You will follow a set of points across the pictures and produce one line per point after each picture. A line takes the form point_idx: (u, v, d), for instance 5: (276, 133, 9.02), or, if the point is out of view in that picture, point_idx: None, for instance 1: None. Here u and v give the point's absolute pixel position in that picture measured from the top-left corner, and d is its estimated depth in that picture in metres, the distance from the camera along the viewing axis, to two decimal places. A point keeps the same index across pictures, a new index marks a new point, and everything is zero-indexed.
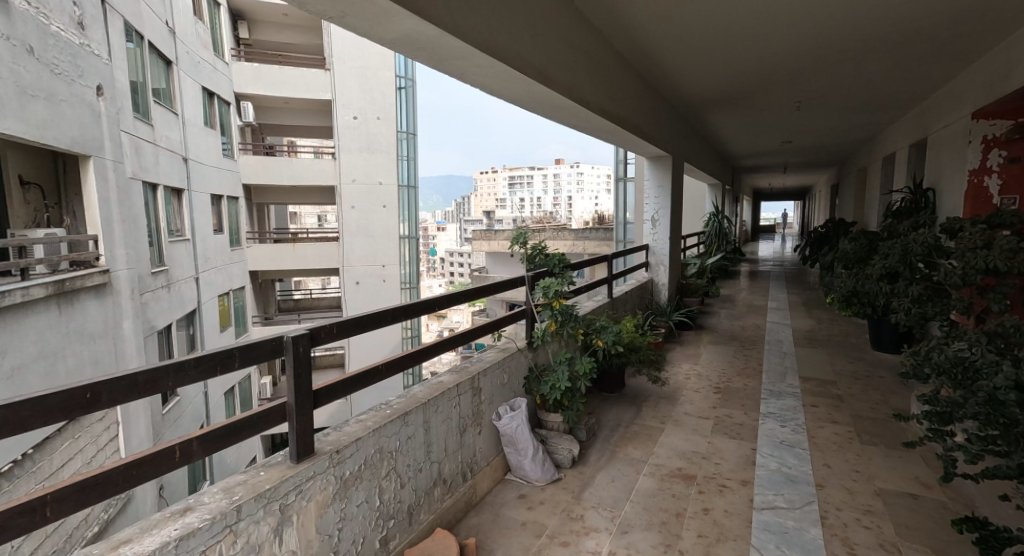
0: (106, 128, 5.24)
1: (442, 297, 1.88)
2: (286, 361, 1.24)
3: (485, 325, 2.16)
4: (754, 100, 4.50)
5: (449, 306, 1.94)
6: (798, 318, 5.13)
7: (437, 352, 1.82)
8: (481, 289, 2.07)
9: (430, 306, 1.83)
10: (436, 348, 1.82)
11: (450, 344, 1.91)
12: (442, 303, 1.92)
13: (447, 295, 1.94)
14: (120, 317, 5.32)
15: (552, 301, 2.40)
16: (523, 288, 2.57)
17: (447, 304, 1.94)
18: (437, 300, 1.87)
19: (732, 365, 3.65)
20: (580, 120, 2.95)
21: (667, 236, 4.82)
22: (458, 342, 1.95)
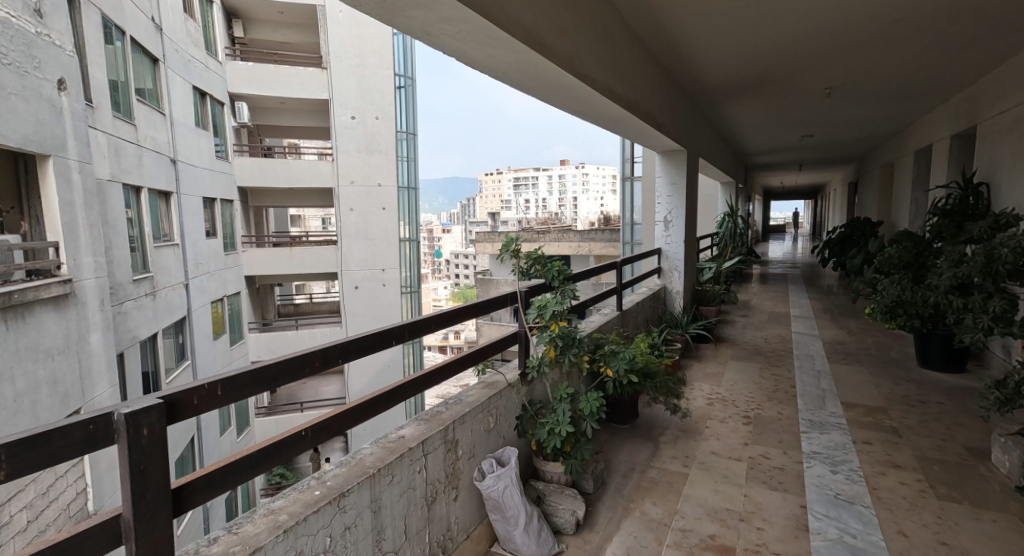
0: (71, 126, 4.86)
1: (396, 328, 1.49)
2: (119, 460, 0.88)
3: (462, 357, 1.77)
4: (778, 88, 4.06)
5: (409, 338, 1.55)
6: (826, 328, 4.64)
7: (394, 401, 1.45)
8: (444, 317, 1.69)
9: (380, 341, 1.46)
10: (390, 396, 1.45)
11: (411, 388, 1.53)
12: (401, 335, 1.53)
13: (407, 324, 1.56)
14: (87, 330, 4.92)
15: (552, 324, 1.93)
16: (515, 306, 2.15)
17: (408, 337, 1.55)
18: (392, 333, 1.50)
19: (759, 387, 3.18)
20: (583, 104, 2.50)
21: (681, 239, 4.35)
22: (420, 386, 1.56)
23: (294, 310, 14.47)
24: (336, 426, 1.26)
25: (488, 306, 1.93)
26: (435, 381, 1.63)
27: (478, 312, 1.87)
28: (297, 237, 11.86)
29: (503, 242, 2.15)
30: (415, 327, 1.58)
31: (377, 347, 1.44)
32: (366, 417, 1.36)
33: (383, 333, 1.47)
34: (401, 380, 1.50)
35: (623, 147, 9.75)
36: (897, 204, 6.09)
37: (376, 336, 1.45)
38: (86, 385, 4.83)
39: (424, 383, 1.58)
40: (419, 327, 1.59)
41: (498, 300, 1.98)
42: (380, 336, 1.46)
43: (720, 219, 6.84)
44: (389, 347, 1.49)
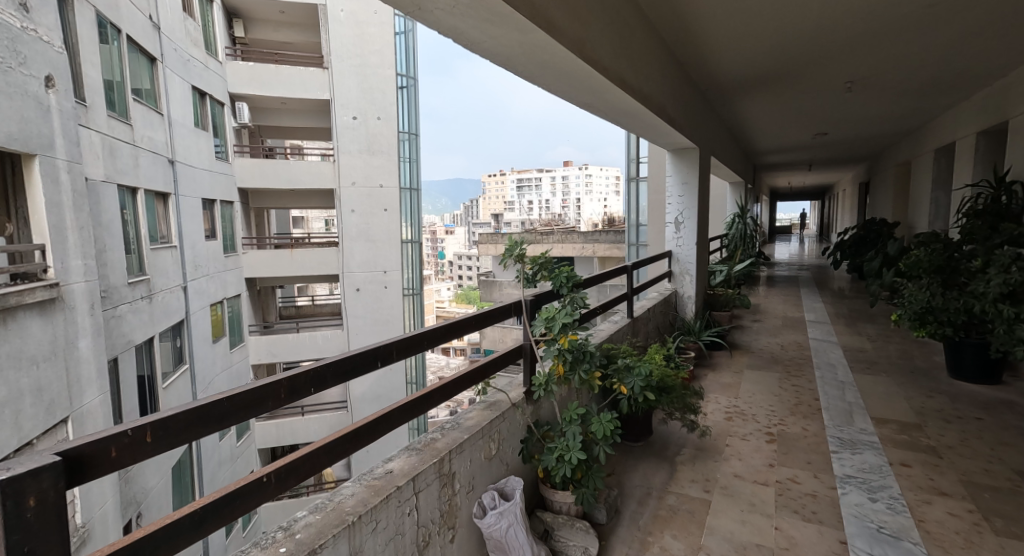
0: (58, 125, 4.69)
1: (380, 348, 1.34)
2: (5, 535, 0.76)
3: (458, 378, 1.60)
4: (798, 82, 3.86)
5: (397, 359, 1.40)
6: (844, 334, 4.43)
7: (378, 434, 1.31)
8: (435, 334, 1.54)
9: (360, 365, 1.31)
10: (373, 427, 1.31)
11: (398, 416, 1.37)
12: (386, 356, 1.38)
13: (395, 343, 1.40)
14: (76, 335, 4.76)
15: (560, 336, 1.74)
16: (520, 316, 1.96)
17: (394, 359, 1.39)
18: (376, 355, 1.35)
19: (780, 399, 2.97)
20: (591, 94, 2.31)
21: (693, 241, 4.15)
22: (410, 412, 1.41)
23: (295, 312, 14.30)
24: (303, 469, 1.14)
25: (492, 317, 1.75)
26: (428, 405, 1.48)
27: (478, 326, 1.69)
28: (298, 239, 11.68)
29: (507, 246, 1.98)
30: (404, 346, 1.42)
31: (356, 372, 1.30)
32: (343, 454, 1.22)
33: (364, 355, 1.32)
34: (387, 408, 1.35)
35: (628, 146, 9.55)
36: (914, 204, 5.87)
37: (355, 358, 1.30)
38: (74, 393, 4.65)
39: (413, 408, 1.42)
40: (408, 347, 1.43)
41: (503, 310, 1.80)
42: (361, 360, 1.31)
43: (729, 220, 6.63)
44: (373, 371, 1.34)
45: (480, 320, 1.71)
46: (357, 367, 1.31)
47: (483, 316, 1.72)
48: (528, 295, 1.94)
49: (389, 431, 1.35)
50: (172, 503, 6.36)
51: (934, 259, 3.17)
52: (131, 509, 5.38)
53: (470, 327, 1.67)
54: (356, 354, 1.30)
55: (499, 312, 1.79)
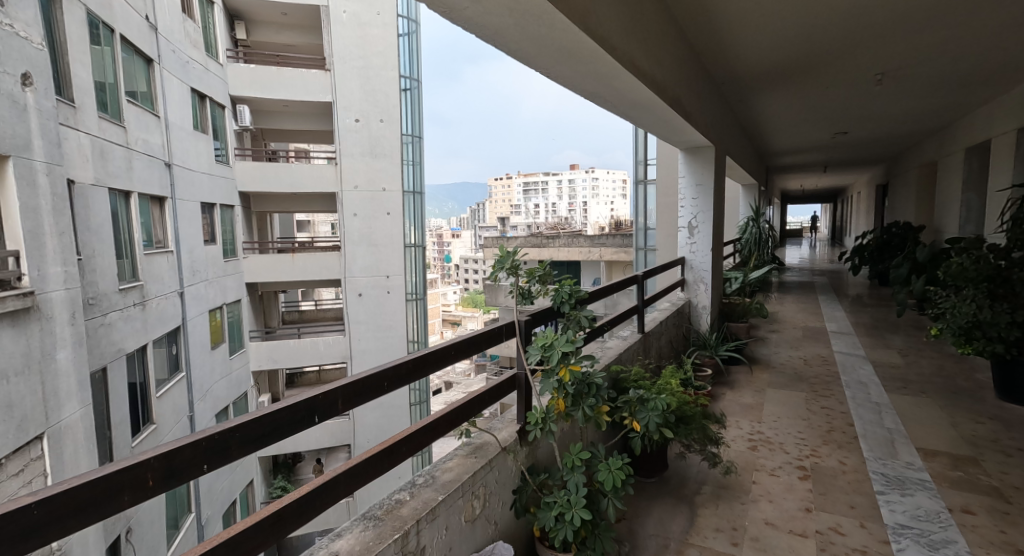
0: (36, 125, 4.48)
1: (315, 399, 1.07)
2: None
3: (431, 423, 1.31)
4: (822, 74, 3.55)
5: (342, 411, 1.12)
6: (872, 347, 4.11)
7: (314, 510, 1.04)
8: (398, 374, 1.25)
9: (279, 425, 1.02)
10: (306, 503, 1.04)
11: (343, 482, 1.10)
12: (327, 410, 1.10)
13: (340, 391, 1.12)
14: (54, 345, 4.53)
15: (559, 367, 1.43)
16: (512, 340, 1.69)
17: (335, 411, 1.10)
18: (305, 409, 1.05)
19: (809, 424, 2.66)
20: (598, 80, 2.02)
21: (707, 246, 3.85)
22: (362, 474, 1.14)
23: (298, 317, 14.08)
24: None
25: (470, 345, 1.48)
26: (390, 462, 1.21)
27: (451, 358, 1.42)
28: (300, 243, 11.44)
29: (499, 257, 1.72)
30: (351, 392, 1.14)
31: (269, 438, 0.99)
32: (259, 547, 0.95)
33: (286, 413, 1.02)
34: (326, 474, 1.08)
35: (637, 148, 9.24)
36: (942, 206, 5.53)
37: (271, 418, 1.00)
38: (51, 406, 4.40)
39: (369, 466, 1.16)
40: (355, 393, 1.15)
41: (481, 337, 1.53)
42: (280, 419, 1.01)
43: (743, 224, 6.32)
44: (309, 428, 1.06)
45: (454, 351, 1.43)
46: (276, 428, 1.01)
47: (458, 345, 1.44)
48: (521, 315, 1.67)
49: (332, 503, 1.07)
50: (166, 515, 6.10)
51: (981, 266, 2.84)
52: (121, 524, 5.14)
53: (443, 360, 1.39)
54: (274, 411, 1.00)
55: (478, 340, 1.52)
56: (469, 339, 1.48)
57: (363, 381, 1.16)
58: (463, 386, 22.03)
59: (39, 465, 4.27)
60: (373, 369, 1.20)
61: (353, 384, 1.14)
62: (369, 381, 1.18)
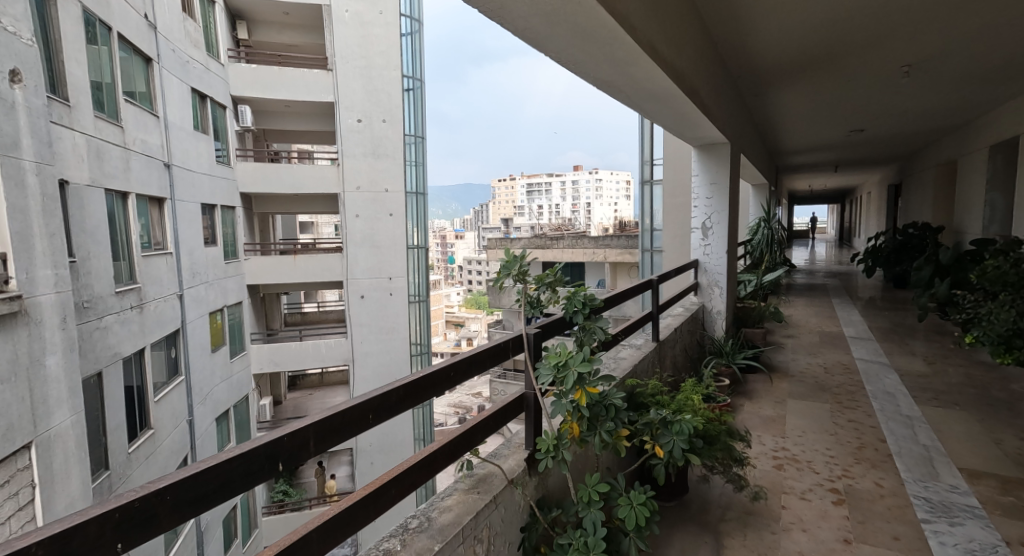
0: (25, 123, 4.34)
1: (279, 441, 0.88)
2: None
3: (425, 457, 1.13)
4: (844, 67, 3.36)
5: (313, 454, 0.93)
6: (895, 354, 3.90)
7: None
8: (384, 403, 1.08)
9: (229, 480, 0.82)
10: None
11: (318, 539, 0.91)
12: (295, 453, 0.91)
13: (311, 429, 0.94)
14: (43, 349, 4.38)
15: (575, 391, 1.26)
16: (520, 354, 1.52)
17: (304, 455, 0.92)
18: (264, 456, 0.87)
19: (837, 439, 2.46)
20: (613, 66, 1.85)
21: (722, 248, 3.67)
22: (342, 527, 0.95)
23: (301, 319, 13.94)
24: None
25: (473, 365, 1.30)
26: (377, 510, 1.02)
27: (450, 381, 1.24)
28: (302, 244, 11.29)
29: (505, 263, 1.56)
30: (323, 431, 0.96)
31: (213, 499, 0.80)
32: None
33: (240, 463, 0.83)
34: (298, 530, 0.89)
35: (643, 148, 9.05)
36: (963, 205, 5.32)
37: (217, 470, 0.81)
38: (39, 414, 4.26)
39: (351, 517, 0.97)
40: (328, 431, 0.97)
41: (486, 355, 1.34)
42: (231, 469, 0.82)
43: (754, 226, 6.13)
44: (271, 478, 0.88)
45: (452, 373, 1.25)
46: (225, 484, 0.82)
47: (457, 365, 1.26)
48: (531, 327, 1.50)
49: None
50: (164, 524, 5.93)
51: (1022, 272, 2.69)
52: None
53: (438, 384, 1.21)
54: (223, 462, 0.81)
55: (481, 357, 1.33)
56: (471, 358, 1.30)
57: (340, 416, 0.99)
58: (468, 387, 21.88)
59: (27, 475, 4.10)
60: (351, 401, 1.02)
61: (325, 420, 0.96)
62: (347, 415, 1.00)
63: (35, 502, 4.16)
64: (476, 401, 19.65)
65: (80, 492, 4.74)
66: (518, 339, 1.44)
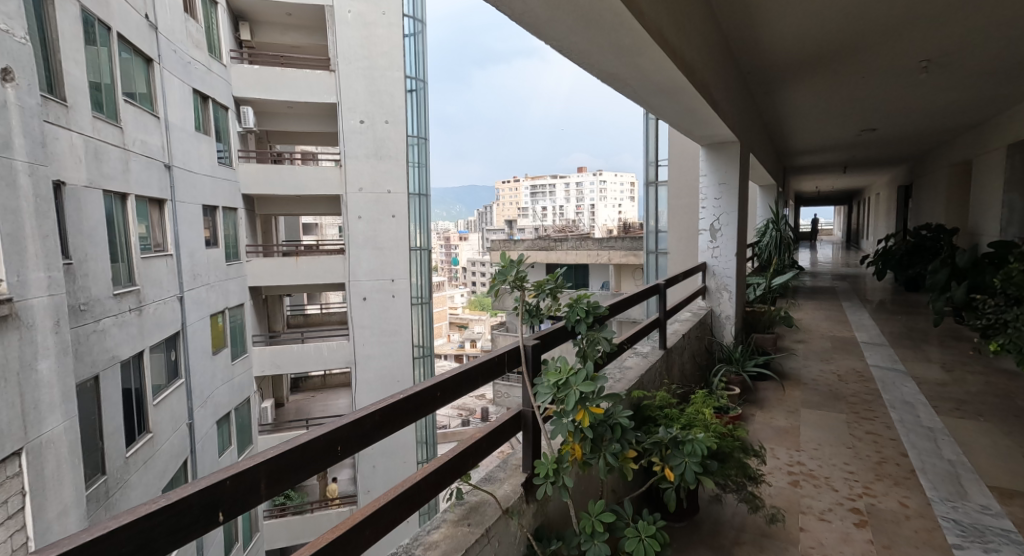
0: (17, 122, 4.27)
1: (221, 485, 0.77)
2: None
3: (407, 488, 1.01)
4: (859, 62, 3.24)
5: (261, 498, 0.82)
6: (911, 360, 3.76)
7: None
8: (355, 431, 0.97)
9: (154, 539, 0.70)
10: None
11: None
12: (242, 497, 0.80)
13: (262, 469, 0.83)
14: (34, 353, 4.28)
15: (577, 412, 1.14)
16: (518, 368, 1.41)
17: (252, 498, 0.81)
18: (201, 507, 0.74)
19: (855, 453, 2.33)
20: (621, 57, 1.73)
21: (731, 251, 3.54)
22: None
23: (304, 321, 13.86)
24: None
25: (460, 384, 1.19)
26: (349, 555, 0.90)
27: (434, 402, 1.14)
28: (305, 246, 11.19)
29: (501, 268, 1.44)
30: (277, 469, 0.84)
31: None
32: None
33: (169, 517, 0.71)
34: None
35: (648, 149, 8.92)
36: (979, 206, 5.16)
37: (139, 526, 0.68)
38: (30, 419, 4.17)
39: None
40: (282, 470, 0.85)
41: (476, 371, 1.23)
42: (155, 526, 0.69)
43: (762, 228, 5.99)
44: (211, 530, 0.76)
45: (437, 393, 1.14)
46: (152, 543, 0.69)
47: (442, 384, 1.15)
48: (529, 338, 1.38)
49: None
50: None
51: None
52: None
53: (421, 406, 1.10)
54: (147, 517, 0.69)
55: (471, 373, 1.22)
56: (458, 375, 1.19)
57: (299, 450, 0.88)
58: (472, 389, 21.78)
59: (17, 482, 4.00)
60: (313, 432, 0.91)
61: (280, 456, 0.85)
62: (309, 448, 0.89)
63: (25, 510, 4.07)
64: (479, 403, 19.54)
65: (73, 499, 4.64)
66: (512, 352, 1.34)
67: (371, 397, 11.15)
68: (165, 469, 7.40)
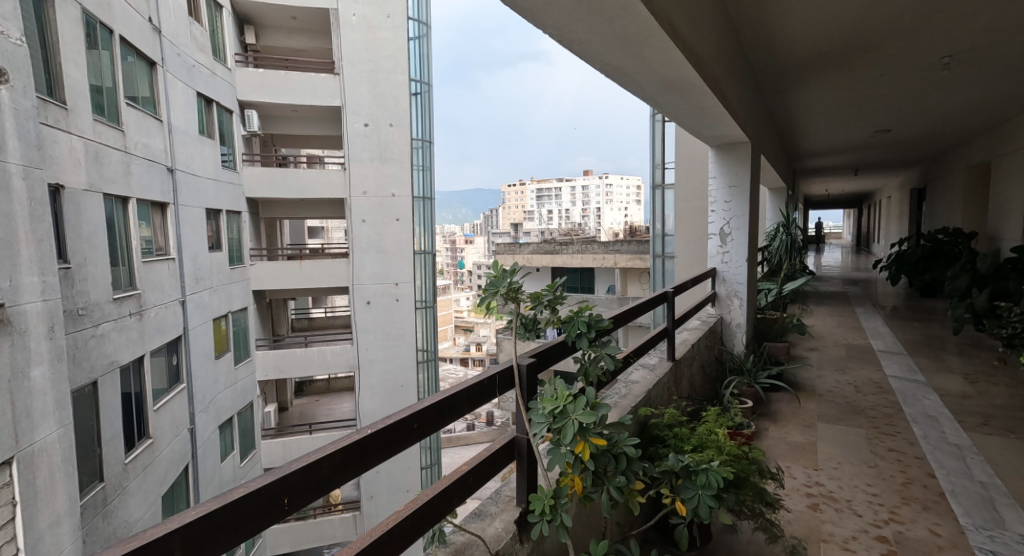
0: (11, 124, 4.19)
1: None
2: None
3: (375, 541, 0.88)
4: (875, 59, 3.11)
5: None
6: (931, 370, 3.59)
7: None
8: (308, 475, 0.85)
9: None
10: None
11: None
12: None
13: (179, 538, 0.70)
14: (27, 360, 4.20)
15: (576, 443, 1.02)
16: (512, 390, 1.29)
17: None
18: None
19: (878, 473, 2.17)
20: (627, 47, 1.60)
21: (743, 255, 3.40)
22: None
23: (308, 324, 13.79)
24: None
25: (439, 413, 1.07)
26: None
27: (410, 435, 1.02)
28: (310, 250, 11.10)
29: (493, 277, 1.35)
30: (199, 536, 0.72)
31: None
32: None
33: None
34: None
35: (655, 151, 8.78)
36: (1000, 209, 4.97)
37: None
38: (22, 428, 4.08)
39: None
40: (206, 535, 0.73)
41: (459, 397, 1.11)
42: None
43: (772, 232, 5.83)
44: None
45: (413, 424, 1.02)
46: None
47: (418, 414, 1.03)
48: (524, 356, 1.27)
49: None
50: None
51: None
52: None
53: (392, 442, 0.98)
54: None
55: (454, 398, 1.10)
56: (439, 403, 1.07)
57: (232, 509, 0.76)
58: None
59: (7, 492, 3.92)
60: (254, 484, 0.79)
61: (208, 517, 0.73)
62: (247, 505, 0.77)
63: (16, 520, 3.98)
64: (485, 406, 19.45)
65: (66, 508, 4.55)
66: (503, 373, 1.22)
67: (375, 402, 11.03)
68: (165, 475, 7.29)
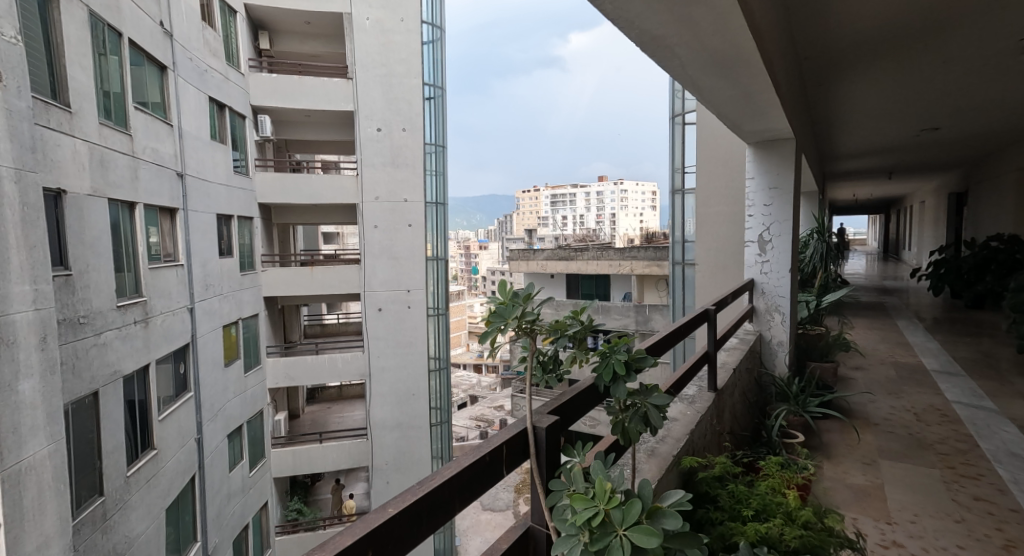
0: (3, 126, 4.00)
1: None
2: None
3: None
4: (941, 39, 2.76)
5: None
6: (999, 393, 3.19)
7: None
8: None
9: None
10: None
11: None
12: None
13: None
14: (16, 371, 4.00)
15: None
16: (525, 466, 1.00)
17: None
18: None
19: (969, 530, 1.80)
20: (674, 7, 1.28)
21: (785, 264, 3.04)
22: None
23: (321, 331, 13.59)
24: None
25: (405, 529, 0.75)
26: None
27: None
28: (322, 256, 10.89)
29: (500, 306, 1.05)
30: None
31: None
32: None
33: None
34: None
35: (676, 153, 8.39)
36: None
37: None
38: (8, 445, 3.86)
39: None
40: None
41: (438, 498, 0.80)
42: None
43: (805, 239, 5.42)
44: None
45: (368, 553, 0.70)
46: None
47: (375, 537, 0.71)
48: (540, 417, 0.99)
49: None
50: None
51: None
52: None
53: None
54: None
55: (434, 499, 0.80)
56: (409, 512, 0.76)
57: None
58: (490, 401, 21.45)
59: None
60: None
61: None
62: None
63: None
64: (498, 414, 19.14)
65: (56, 529, 4.34)
66: (512, 442, 0.95)
67: (387, 411, 10.72)
68: (170, 486, 7.04)
